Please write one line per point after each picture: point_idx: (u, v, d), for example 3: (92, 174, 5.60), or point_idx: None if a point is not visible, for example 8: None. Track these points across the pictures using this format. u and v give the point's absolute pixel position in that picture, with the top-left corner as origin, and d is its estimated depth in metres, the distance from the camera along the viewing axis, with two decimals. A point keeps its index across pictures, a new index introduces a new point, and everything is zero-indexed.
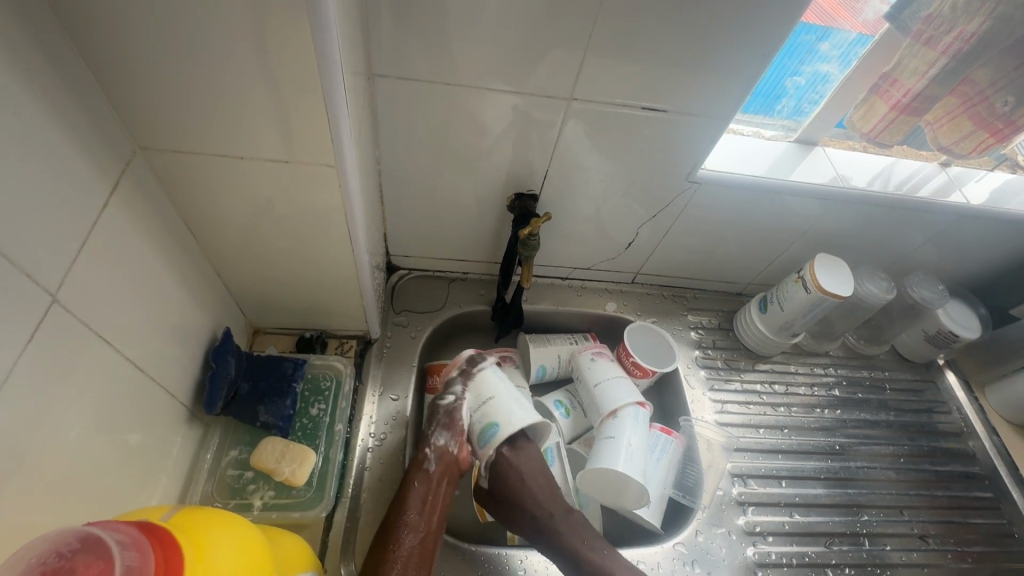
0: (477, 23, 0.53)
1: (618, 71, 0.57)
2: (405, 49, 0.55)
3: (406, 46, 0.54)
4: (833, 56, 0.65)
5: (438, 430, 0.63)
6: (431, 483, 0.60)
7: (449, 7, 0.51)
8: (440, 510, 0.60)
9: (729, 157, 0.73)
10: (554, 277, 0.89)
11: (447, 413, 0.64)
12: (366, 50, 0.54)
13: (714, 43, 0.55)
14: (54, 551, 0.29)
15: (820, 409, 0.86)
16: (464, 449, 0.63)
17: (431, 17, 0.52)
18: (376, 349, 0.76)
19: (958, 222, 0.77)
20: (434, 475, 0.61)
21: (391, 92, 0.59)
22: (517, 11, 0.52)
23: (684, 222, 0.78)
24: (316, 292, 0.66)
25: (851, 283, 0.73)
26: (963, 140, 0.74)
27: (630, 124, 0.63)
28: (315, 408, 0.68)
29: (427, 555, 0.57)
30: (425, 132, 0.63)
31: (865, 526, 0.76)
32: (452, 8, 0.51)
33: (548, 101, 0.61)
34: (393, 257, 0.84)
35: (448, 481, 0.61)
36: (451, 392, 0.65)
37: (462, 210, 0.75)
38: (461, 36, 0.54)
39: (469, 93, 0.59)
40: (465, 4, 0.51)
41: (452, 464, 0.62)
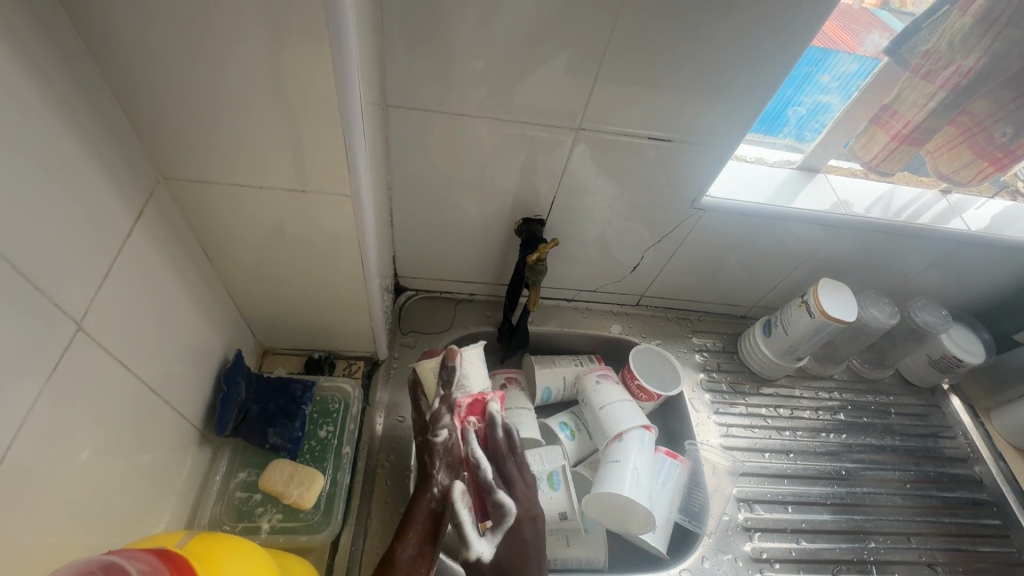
0: (488, 55, 0.55)
1: (625, 100, 0.59)
2: (418, 79, 0.57)
3: (421, 77, 0.56)
4: (833, 88, 0.67)
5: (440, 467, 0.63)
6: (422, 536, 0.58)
7: (462, 41, 0.53)
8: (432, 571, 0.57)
9: (732, 184, 0.74)
10: (559, 299, 0.90)
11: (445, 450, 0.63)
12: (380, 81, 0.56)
13: (717, 75, 0.57)
14: None
15: (825, 433, 0.86)
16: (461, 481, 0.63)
17: (444, 49, 0.54)
18: (383, 370, 0.77)
19: (960, 248, 0.78)
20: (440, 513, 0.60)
21: (404, 121, 0.61)
22: (528, 43, 0.54)
23: (688, 246, 0.79)
24: (326, 314, 0.67)
25: (855, 307, 0.74)
26: (962, 169, 0.75)
27: (636, 152, 0.65)
28: (324, 430, 0.68)
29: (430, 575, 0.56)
30: (436, 159, 0.65)
31: (872, 553, 0.75)
32: (465, 42, 0.54)
33: (556, 130, 0.62)
34: (400, 279, 0.85)
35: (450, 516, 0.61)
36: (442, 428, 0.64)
37: (470, 233, 0.76)
38: (473, 69, 0.56)
39: (479, 123, 0.61)
40: (477, 38, 0.53)
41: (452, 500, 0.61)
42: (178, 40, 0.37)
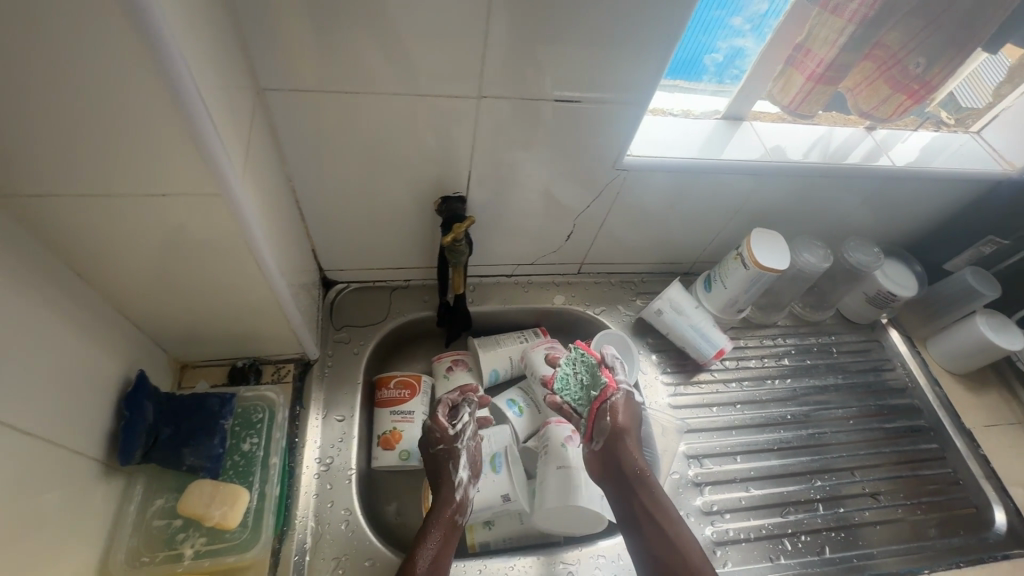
0: (364, 24, 0.49)
1: (524, 64, 0.55)
2: (289, 58, 0.50)
3: (292, 56, 0.50)
4: (747, 30, 0.65)
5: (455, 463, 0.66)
6: (441, 536, 0.61)
7: (331, 7, 0.47)
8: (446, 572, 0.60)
9: (656, 141, 0.71)
10: (499, 275, 0.88)
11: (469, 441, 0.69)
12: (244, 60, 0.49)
13: (618, 27, 0.53)
14: None
15: (771, 381, 0.87)
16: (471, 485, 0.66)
17: (309, 20, 0.48)
18: (317, 370, 0.73)
19: (886, 184, 0.79)
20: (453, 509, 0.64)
21: (285, 105, 0.54)
22: (406, 6, 0.48)
23: (619, 209, 0.77)
24: (237, 322, 0.63)
25: (787, 255, 0.75)
26: (881, 105, 0.73)
27: (548, 116, 0.61)
28: (247, 443, 0.64)
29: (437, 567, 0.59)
30: (332, 143, 0.60)
31: (819, 491, 0.77)
32: (334, 10, 0.47)
33: (458, 100, 0.57)
34: (327, 273, 0.80)
35: (455, 523, 0.63)
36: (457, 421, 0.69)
37: (389, 218, 0.72)
38: (350, 39, 0.50)
39: (374, 100, 0.56)
40: (348, 2, 0.47)
41: (455, 507, 0.64)
42: None
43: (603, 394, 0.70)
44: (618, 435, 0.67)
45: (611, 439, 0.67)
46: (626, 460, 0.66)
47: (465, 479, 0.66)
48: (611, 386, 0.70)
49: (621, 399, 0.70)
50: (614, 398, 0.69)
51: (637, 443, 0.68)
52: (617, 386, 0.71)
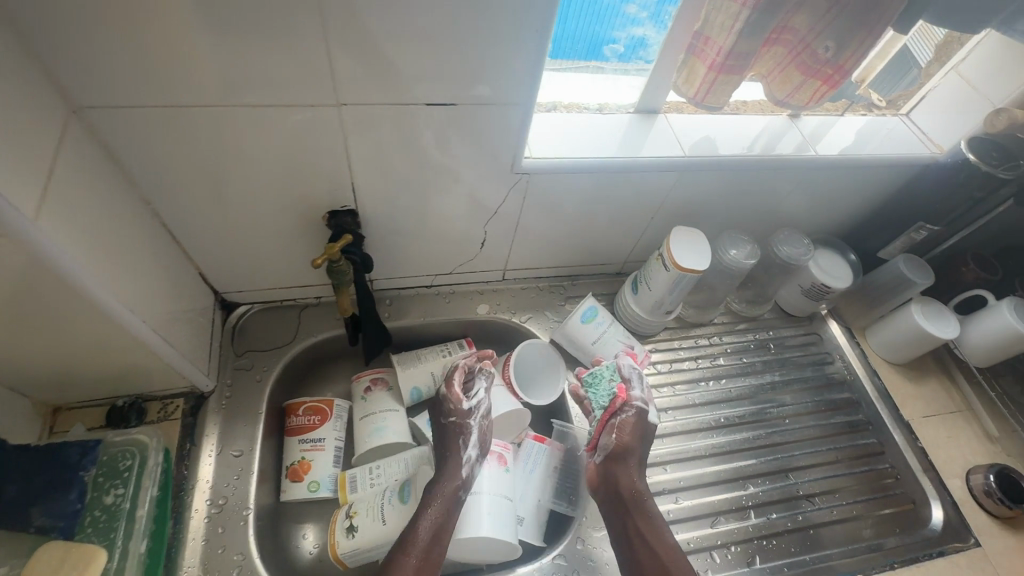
0: (183, 31, 0.43)
1: (383, 67, 0.50)
2: (104, 72, 0.44)
3: (107, 70, 0.44)
4: (645, 18, 0.60)
5: (465, 436, 0.66)
6: (440, 509, 0.60)
7: (137, 12, 0.41)
8: (442, 550, 0.59)
9: (561, 140, 0.67)
10: (417, 287, 0.83)
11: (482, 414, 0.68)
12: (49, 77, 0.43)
13: (481, 23, 0.48)
14: None
15: (705, 382, 0.84)
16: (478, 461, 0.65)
17: (114, 29, 0.42)
18: (212, 402, 0.68)
19: (810, 173, 0.75)
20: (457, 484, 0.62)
21: (116, 124, 0.48)
22: (226, 8, 0.42)
23: (531, 213, 0.73)
24: (99, 362, 0.57)
25: (708, 254, 0.71)
26: (796, 92, 0.68)
27: (427, 121, 0.56)
28: (111, 495, 0.57)
29: (433, 543, 0.58)
30: (186, 162, 0.54)
31: (751, 497, 0.74)
32: (142, 16, 0.41)
33: (318, 110, 0.52)
34: (224, 296, 0.74)
35: (457, 497, 0.62)
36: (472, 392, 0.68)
37: (278, 237, 0.66)
38: (171, 47, 0.44)
39: (221, 113, 0.50)
40: (156, 5, 0.41)
41: (458, 480, 0.63)
42: None
43: (614, 405, 0.70)
44: (621, 453, 0.67)
45: (612, 456, 0.67)
46: (621, 480, 0.66)
47: (473, 458, 0.64)
48: (622, 399, 0.70)
49: (636, 412, 0.69)
50: (625, 412, 0.69)
51: (636, 463, 0.68)
52: (630, 400, 0.70)
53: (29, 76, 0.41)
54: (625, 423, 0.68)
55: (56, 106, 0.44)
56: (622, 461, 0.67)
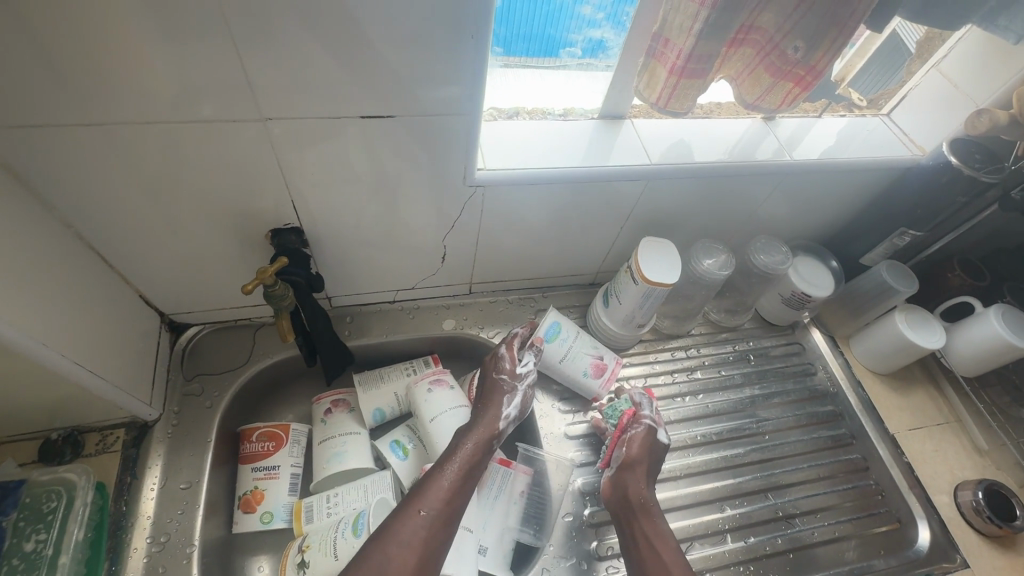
0: (74, 43, 0.39)
1: (307, 76, 0.46)
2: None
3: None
4: (602, 20, 0.58)
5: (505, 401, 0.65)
6: (465, 463, 0.60)
7: (20, 23, 0.37)
8: (458, 505, 0.57)
9: (519, 149, 0.63)
10: (379, 303, 0.79)
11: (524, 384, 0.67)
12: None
13: (412, 28, 0.44)
14: None
15: (681, 398, 0.80)
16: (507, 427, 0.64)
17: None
18: (158, 432, 0.65)
19: (784, 179, 0.72)
20: (485, 449, 0.62)
21: (19, 145, 0.45)
22: (118, 15, 0.38)
23: (491, 225, 0.69)
24: (22, 399, 0.53)
25: (678, 266, 0.67)
26: (767, 95, 0.64)
27: (366, 134, 0.52)
28: (32, 541, 0.54)
29: (450, 495, 0.57)
30: (105, 183, 0.50)
31: (728, 520, 0.71)
32: (28, 28, 0.38)
33: (243, 125, 0.48)
34: (172, 318, 0.71)
35: (482, 455, 0.61)
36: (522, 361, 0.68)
37: (220, 256, 0.63)
38: (66, 60, 0.40)
39: (136, 131, 0.46)
40: (40, 16, 0.37)
41: (486, 440, 0.62)
42: None
43: (625, 420, 0.67)
44: (632, 463, 0.64)
45: (625, 466, 0.64)
46: (631, 487, 0.62)
47: (511, 418, 0.65)
48: (629, 417, 0.67)
49: (648, 429, 0.66)
50: (639, 423, 0.66)
51: (649, 474, 0.64)
52: (639, 418, 0.67)
53: None
54: (635, 436, 0.65)
55: None
56: (634, 472, 0.63)
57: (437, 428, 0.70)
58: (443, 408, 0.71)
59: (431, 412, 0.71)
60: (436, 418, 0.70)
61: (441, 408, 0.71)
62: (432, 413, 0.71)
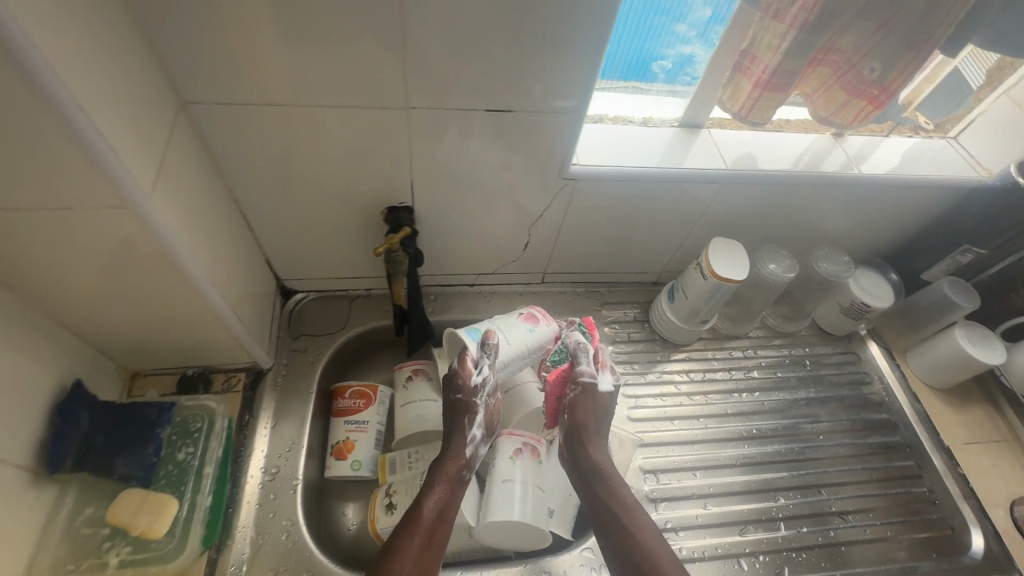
0: (278, 37, 0.49)
1: (449, 75, 0.54)
2: (210, 72, 0.50)
3: (212, 69, 0.50)
4: (693, 37, 0.64)
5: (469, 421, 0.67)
6: (445, 490, 0.63)
7: (246, 19, 0.47)
8: (446, 535, 0.61)
9: (608, 149, 0.70)
10: (460, 285, 0.87)
11: (487, 397, 0.68)
12: (164, 74, 0.50)
13: (543, 38, 0.52)
14: None
15: (738, 394, 0.84)
16: (475, 450, 0.67)
17: (223, 34, 0.48)
18: (270, 380, 0.74)
19: (851, 192, 0.76)
20: (462, 474, 0.65)
21: (215, 118, 0.55)
22: (316, 16, 0.47)
23: (574, 218, 0.76)
24: (177, 335, 0.63)
25: (747, 265, 0.72)
26: (841, 111, 0.69)
27: (485, 127, 0.60)
28: (182, 452, 0.64)
29: (439, 532, 0.60)
30: (268, 156, 0.60)
31: (781, 510, 0.74)
32: (249, 24, 0.47)
33: (388, 113, 0.57)
34: (285, 282, 0.80)
35: (461, 481, 0.64)
36: (478, 375, 0.67)
37: (339, 229, 0.72)
38: (268, 51, 0.50)
39: (304, 112, 0.56)
40: (261, 14, 0.47)
41: (461, 465, 0.65)
42: None
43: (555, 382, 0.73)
44: (580, 428, 0.69)
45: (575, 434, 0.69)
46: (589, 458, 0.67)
47: (476, 438, 0.67)
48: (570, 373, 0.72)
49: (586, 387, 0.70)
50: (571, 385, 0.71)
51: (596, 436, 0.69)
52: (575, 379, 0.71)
53: (152, 75, 0.48)
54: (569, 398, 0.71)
55: (169, 101, 0.51)
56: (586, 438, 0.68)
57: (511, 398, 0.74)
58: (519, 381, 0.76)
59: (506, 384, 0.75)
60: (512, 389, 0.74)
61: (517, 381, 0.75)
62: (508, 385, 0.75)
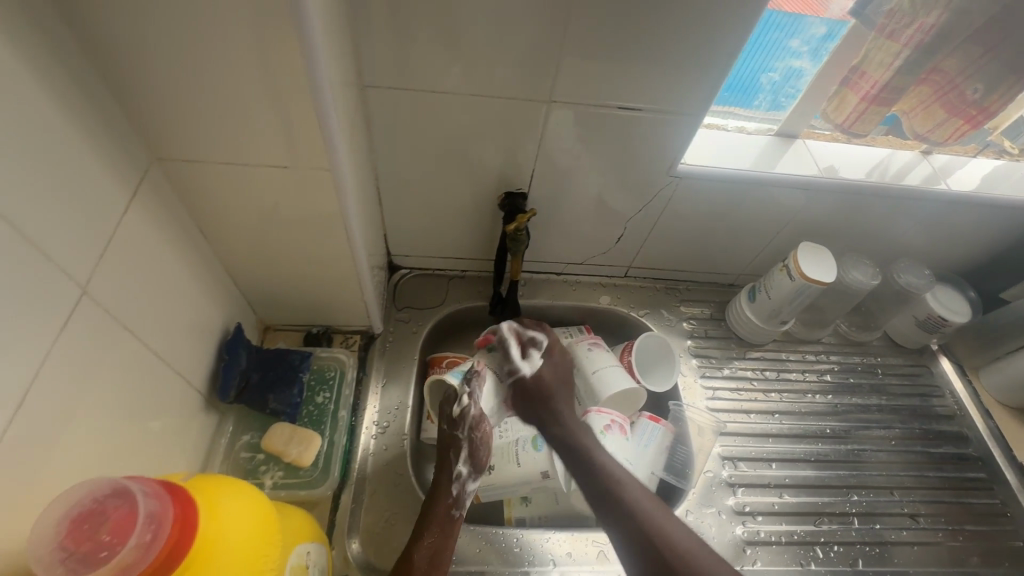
0: (454, 33, 0.56)
1: (590, 74, 0.60)
2: (390, 60, 0.58)
3: (393, 57, 0.58)
4: (805, 52, 0.68)
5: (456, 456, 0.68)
6: (439, 530, 0.62)
7: (432, 16, 0.54)
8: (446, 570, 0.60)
9: (711, 152, 0.75)
10: (549, 272, 0.93)
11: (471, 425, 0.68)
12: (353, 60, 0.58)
13: (682, 46, 0.58)
14: (91, 496, 0.35)
15: (811, 395, 0.88)
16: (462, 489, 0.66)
17: (411, 28, 0.55)
18: (379, 344, 0.81)
19: (938, 208, 0.80)
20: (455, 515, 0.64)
21: (382, 101, 0.62)
22: (491, 16, 0.54)
23: (669, 216, 0.81)
24: (316, 292, 0.71)
25: (834, 269, 0.76)
26: (937, 128, 0.75)
27: (610, 124, 0.66)
28: (320, 396, 0.73)
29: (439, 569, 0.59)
30: (415, 138, 0.67)
31: (854, 506, 0.77)
32: (434, 20, 0.55)
33: (528, 105, 0.64)
34: (394, 257, 0.88)
35: (454, 523, 0.63)
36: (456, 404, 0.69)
37: (455, 210, 0.79)
38: (443, 44, 0.57)
39: (456, 100, 0.63)
40: (446, 12, 0.54)
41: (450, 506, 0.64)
42: (145, 15, 0.38)
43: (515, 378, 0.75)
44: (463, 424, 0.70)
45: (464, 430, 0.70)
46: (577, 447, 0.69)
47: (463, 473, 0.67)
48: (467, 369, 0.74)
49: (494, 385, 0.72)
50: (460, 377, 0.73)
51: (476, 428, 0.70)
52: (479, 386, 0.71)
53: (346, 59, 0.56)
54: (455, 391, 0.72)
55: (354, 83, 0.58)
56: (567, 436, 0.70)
57: (600, 380, 0.77)
58: (607, 363, 0.79)
59: (592, 365, 0.79)
60: (600, 370, 0.78)
61: (604, 363, 0.79)
62: (594, 366, 0.79)
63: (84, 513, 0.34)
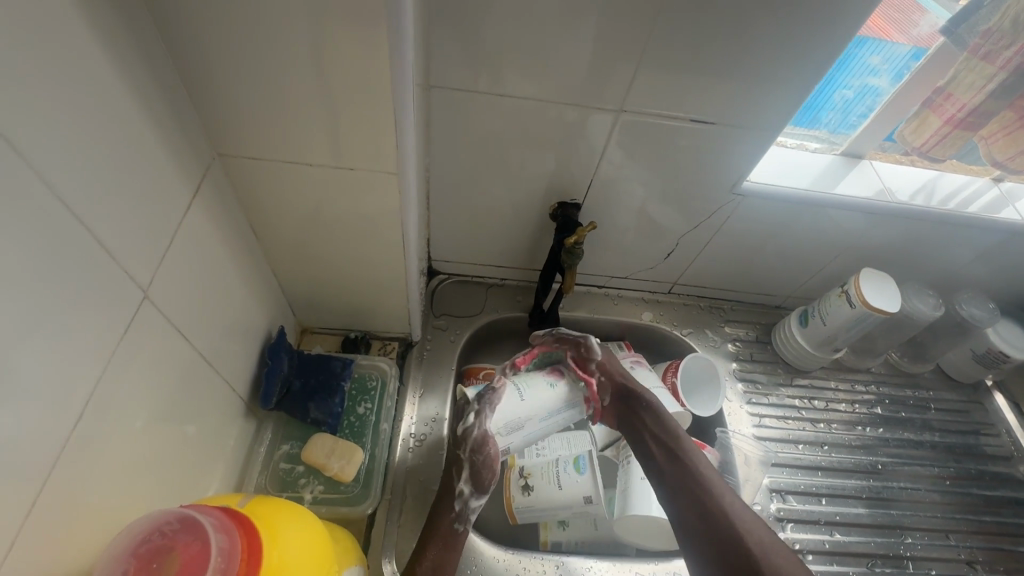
0: (529, 36, 0.53)
1: (666, 85, 0.57)
2: (459, 60, 0.55)
3: (463, 58, 0.55)
4: (885, 70, 0.65)
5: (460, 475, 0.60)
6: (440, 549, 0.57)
7: (509, 17, 0.52)
8: None
9: (775, 170, 0.72)
10: (590, 285, 0.90)
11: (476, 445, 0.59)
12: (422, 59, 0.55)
13: (768, 60, 0.55)
14: (158, 529, 0.35)
15: (860, 427, 0.84)
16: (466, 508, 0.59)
17: (485, 29, 0.53)
18: (417, 351, 0.78)
19: (1009, 240, 0.76)
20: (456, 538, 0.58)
21: (445, 102, 0.60)
22: (571, 20, 0.52)
23: (725, 234, 0.78)
24: (360, 297, 0.68)
25: (899, 299, 0.72)
26: (1018, 156, 0.73)
27: (679, 137, 0.63)
28: (361, 407, 0.70)
29: None
30: (473, 142, 0.64)
31: (908, 548, 0.74)
32: (511, 22, 0.52)
33: (596, 114, 0.61)
34: (434, 262, 0.85)
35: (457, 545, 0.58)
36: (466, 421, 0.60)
37: (504, 218, 0.76)
38: (516, 48, 0.54)
39: (521, 106, 0.60)
40: (524, 13, 0.51)
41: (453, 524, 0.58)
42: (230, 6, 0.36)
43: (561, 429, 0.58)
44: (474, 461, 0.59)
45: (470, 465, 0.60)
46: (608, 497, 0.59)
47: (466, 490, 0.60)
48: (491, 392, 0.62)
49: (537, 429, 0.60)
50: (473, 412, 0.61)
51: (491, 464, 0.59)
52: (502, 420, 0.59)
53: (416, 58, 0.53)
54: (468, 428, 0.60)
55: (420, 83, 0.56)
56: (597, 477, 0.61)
57: None
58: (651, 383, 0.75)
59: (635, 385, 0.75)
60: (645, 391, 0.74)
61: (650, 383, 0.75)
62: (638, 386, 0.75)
63: (153, 550, 0.34)
